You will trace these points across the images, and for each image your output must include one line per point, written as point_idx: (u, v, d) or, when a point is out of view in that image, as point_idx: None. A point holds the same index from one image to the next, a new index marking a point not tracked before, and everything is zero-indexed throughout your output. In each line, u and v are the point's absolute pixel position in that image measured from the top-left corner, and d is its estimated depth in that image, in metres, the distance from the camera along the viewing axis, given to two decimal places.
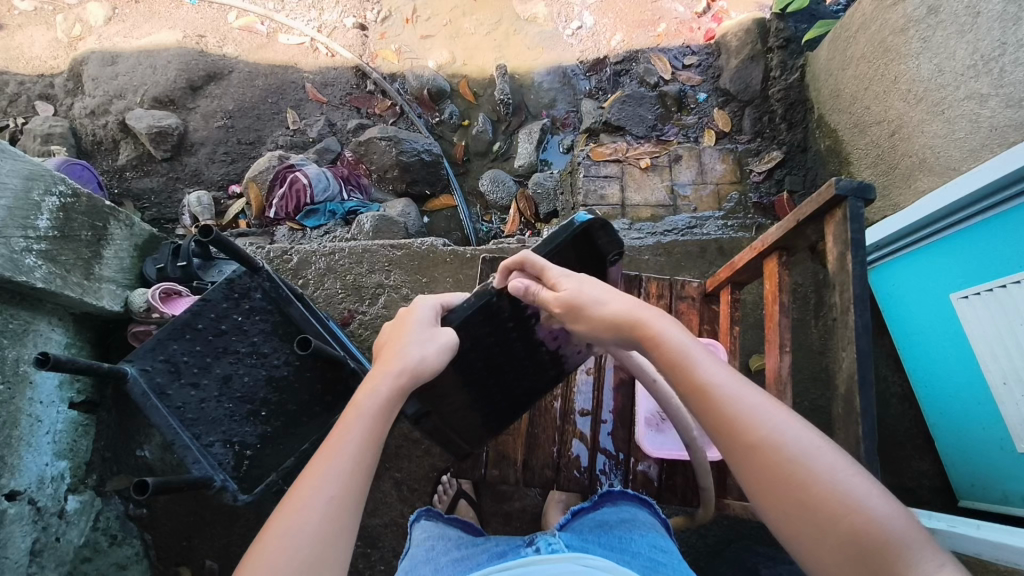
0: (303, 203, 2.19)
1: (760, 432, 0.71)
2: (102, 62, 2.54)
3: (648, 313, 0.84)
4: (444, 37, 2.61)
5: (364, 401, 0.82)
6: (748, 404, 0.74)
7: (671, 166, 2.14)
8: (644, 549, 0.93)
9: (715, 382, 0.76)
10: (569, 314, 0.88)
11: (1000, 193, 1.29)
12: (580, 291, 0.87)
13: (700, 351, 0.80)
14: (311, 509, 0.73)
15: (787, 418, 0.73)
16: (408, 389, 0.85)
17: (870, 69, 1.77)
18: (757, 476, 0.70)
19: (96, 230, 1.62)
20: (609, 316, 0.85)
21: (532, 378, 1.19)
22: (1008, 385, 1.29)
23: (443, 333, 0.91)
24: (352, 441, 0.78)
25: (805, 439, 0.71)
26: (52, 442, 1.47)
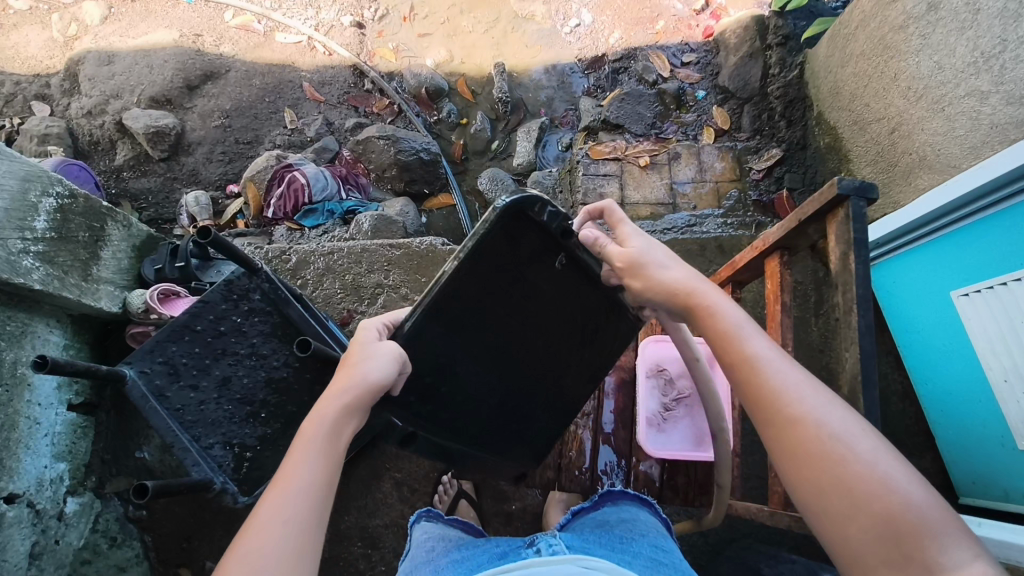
0: (301, 203, 2.19)
1: (802, 406, 0.73)
2: (98, 61, 2.53)
3: (705, 286, 0.86)
4: (442, 35, 2.60)
5: (309, 431, 0.82)
6: (793, 380, 0.75)
7: (671, 164, 2.14)
8: (645, 550, 0.92)
9: (762, 356, 0.78)
10: (628, 273, 0.91)
11: (1001, 190, 1.28)
12: (648, 251, 0.91)
13: (751, 329, 0.81)
14: (271, 537, 0.73)
15: (829, 398, 0.73)
16: (356, 406, 0.84)
17: (870, 66, 1.76)
18: (793, 449, 0.71)
19: (93, 231, 1.61)
20: (668, 282, 0.88)
21: (538, 382, 1.09)
22: (1009, 381, 1.29)
23: (386, 344, 0.88)
24: (308, 464, 0.80)
25: (847, 420, 0.71)
26: (51, 444, 1.47)
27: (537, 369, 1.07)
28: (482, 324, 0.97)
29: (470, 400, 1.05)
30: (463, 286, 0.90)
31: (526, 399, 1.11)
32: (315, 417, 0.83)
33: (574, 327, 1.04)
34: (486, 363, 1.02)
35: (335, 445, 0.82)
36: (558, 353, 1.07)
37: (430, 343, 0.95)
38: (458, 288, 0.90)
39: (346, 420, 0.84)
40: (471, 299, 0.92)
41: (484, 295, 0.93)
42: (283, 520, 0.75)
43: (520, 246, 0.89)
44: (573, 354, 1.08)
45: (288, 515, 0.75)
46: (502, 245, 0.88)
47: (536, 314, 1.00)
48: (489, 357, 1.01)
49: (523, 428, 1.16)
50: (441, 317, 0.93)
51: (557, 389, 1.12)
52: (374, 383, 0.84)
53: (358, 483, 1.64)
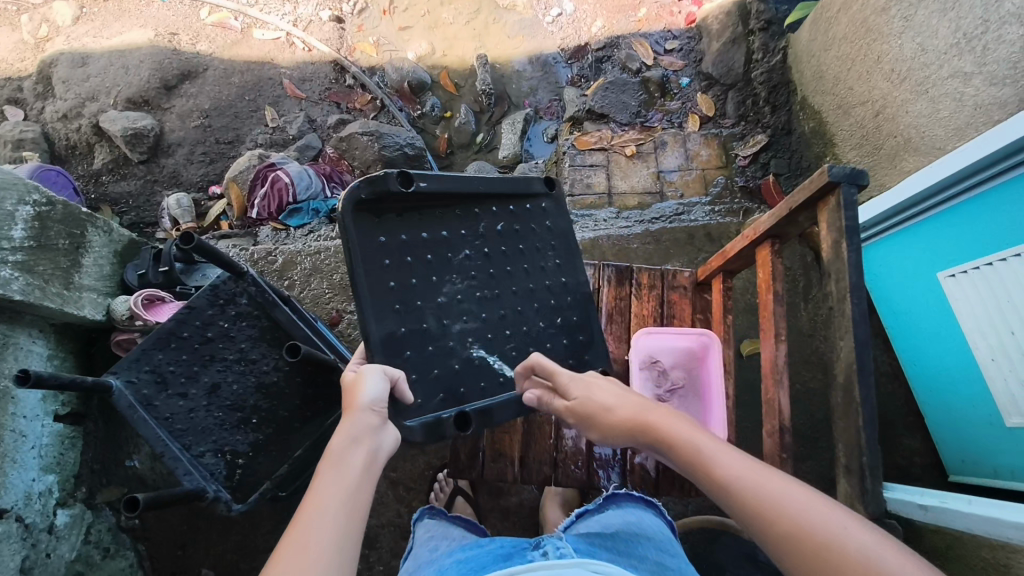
0: (285, 202, 2.15)
1: (782, 504, 0.69)
2: (72, 63, 2.48)
3: (656, 412, 0.86)
4: (422, 28, 2.57)
5: (325, 465, 0.79)
6: (769, 488, 0.72)
7: (656, 152, 2.14)
8: (651, 553, 0.93)
9: (731, 472, 0.75)
10: (583, 423, 0.94)
11: (984, 172, 1.29)
12: (590, 395, 0.93)
13: (716, 445, 0.79)
14: (299, 551, 0.68)
15: (808, 497, 0.70)
16: (362, 422, 0.84)
17: (853, 49, 1.76)
18: (794, 551, 0.66)
19: (74, 238, 1.57)
20: (620, 421, 0.88)
21: (529, 300, 1.17)
22: (996, 360, 1.31)
23: (373, 368, 0.93)
24: (335, 483, 0.77)
25: (828, 515, 0.67)
26: (39, 457, 1.44)
27: (510, 288, 1.15)
28: (428, 274, 1.08)
29: (489, 360, 1.12)
30: (381, 262, 1.03)
31: (531, 324, 1.17)
32: (326, 452, 0.81)
33: (496, 234, 1.15)
34: (470, 306, 1.11)
35: (350, 466, 0.79)
36: (515, 268, 1.17)
37: (408, 305, 1.05)
38: (376, 265, 1.02)
39: (354, 443, 0.82)
40: (390, 272, 1.04)
41: (404, 255, 1.06)
42: (301, 534, 0.70)
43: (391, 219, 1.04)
44: (525, 260, 1.18)
45: (308, 531, 0.71)
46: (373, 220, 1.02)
47: (466, 247, 1.12)
48: (462, 296, 1.11)
49: (553, 335, 1.18)
50: (392, 285, 1.04)
51: (545, 301, 1.19)
52: (371, 404, 0.86)
53: None
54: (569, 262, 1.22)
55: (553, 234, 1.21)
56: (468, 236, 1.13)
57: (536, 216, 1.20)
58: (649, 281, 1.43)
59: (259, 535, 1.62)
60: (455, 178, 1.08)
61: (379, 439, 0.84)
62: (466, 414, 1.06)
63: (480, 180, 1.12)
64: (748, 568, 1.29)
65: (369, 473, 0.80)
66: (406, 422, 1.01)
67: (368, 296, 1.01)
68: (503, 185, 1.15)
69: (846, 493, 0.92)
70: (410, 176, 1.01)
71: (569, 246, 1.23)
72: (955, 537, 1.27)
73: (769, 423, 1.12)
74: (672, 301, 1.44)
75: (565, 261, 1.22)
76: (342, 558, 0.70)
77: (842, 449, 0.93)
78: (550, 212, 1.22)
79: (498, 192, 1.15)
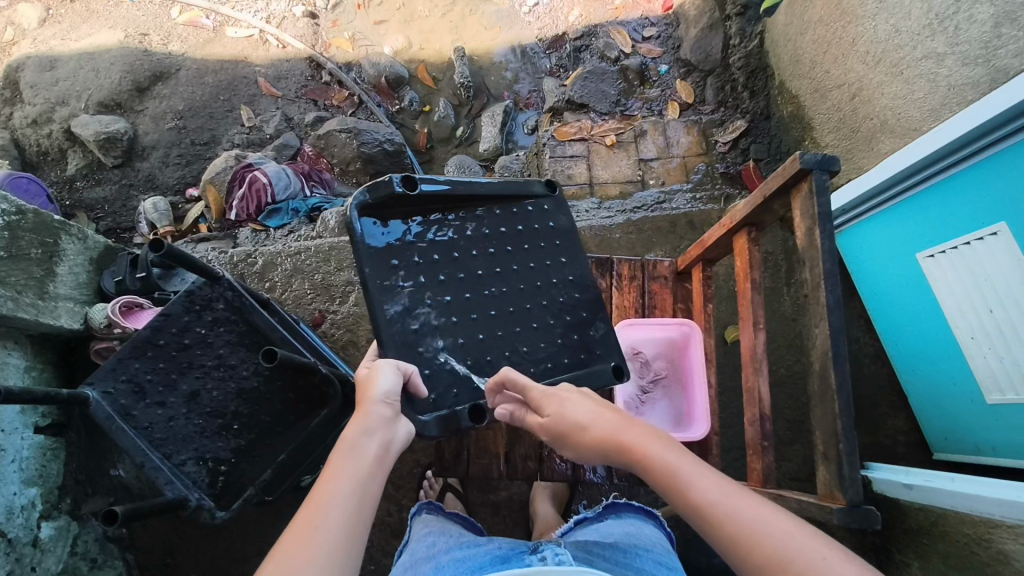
0: (263, 203, 2.12)
1: (760, 534, 0.69)
2: (39, 67, 2.42)
3: (629, 432, 0.83)
4: (398, 22, 2.53)
5: (337, 455, 0.79)
6: (747, 517, 0.71)
7: (636, 141, 2.13)
8: (649, 565, 0.93)
9: (708, 499, 0.74)
10: (556, 441, 0.91)
11: (955, 154, 1.31)
12: (563, 413, 0.89)
13: (692, 466, 0.77)
14: (305, 540, 0.69)
15: (785, 522, 0.70)
16: (374, 416, 0.84)
17: (829, 32, 1.76)
18: None
19: (47, 247, 1.54)
20: (596, 442, 0.84)
21: (535, 297, 1.15)
22: (976, 339, 1.32)
23: (385, 363, 0.93)
24: (344, 477, 0.76)
25: (807, 544, 0.67)
26: (19, 470, 1.42)
27: (517, 285, 1.14)
28: (436, 274, 1.09)
29: (501, 356, 1.09)
30: (390, 263, 1.06)
31: (543, 321, 1.14)
32: (338, 443, 0.81)
33: (502, 234, 1.15)
34: (479, 304, 1.10)
35: (362, 457, 0.79)
36: (522, 266, 1.15)
37: (417, 302, 1.06)
38: (385, 266, 1.05)
39: (367, 436, 0.82)
40: (401, 274, 1.06)
41: (412, 256, 1.08)
42: (309, 523, 0.71)
43: (400, 218, 1.08)
44: (531, 258, 1.16)
45: (317, 520, 0.71)
46: (380, 225, 1.07)
47: (472, 247, 1.12)
48: (471, 295, 1.10)
49: (566, 330, 1.15)
50: (402, 285, 1.06)
51: (555, 298, 1.16)
52: (384, 397, 0.87)
53: None
54: (574, 260, 1.19)
55: (558, 233, 1.20)
56: (474, 237, 1.13)
57: (540, 217, 1.19)
58: (629, 271, 1.42)
59: (249, 540, 1.62)
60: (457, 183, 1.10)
61: (392, 433, 0.84)
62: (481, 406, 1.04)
63: (482, 184, 1.14)
64: None
65: (379, 470, 0.80)
66: (421, 417, 1.01)
67: (378, 296, 1.03)
68: (507, 188, 1.16)
69: (825, 479, 0.93)
70: (414, 180, 1.06)
71: (574, 242, 1.21)
72: (939, 515, 1.29)
73: (750, 412, 1.12)
74: (653, 291, 1.44)
75: (572, 258, 1.19)
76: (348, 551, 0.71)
77: (821, 436, 0.94)
78: (551, 213, 1.20)
79: (506, 195, 1.16)
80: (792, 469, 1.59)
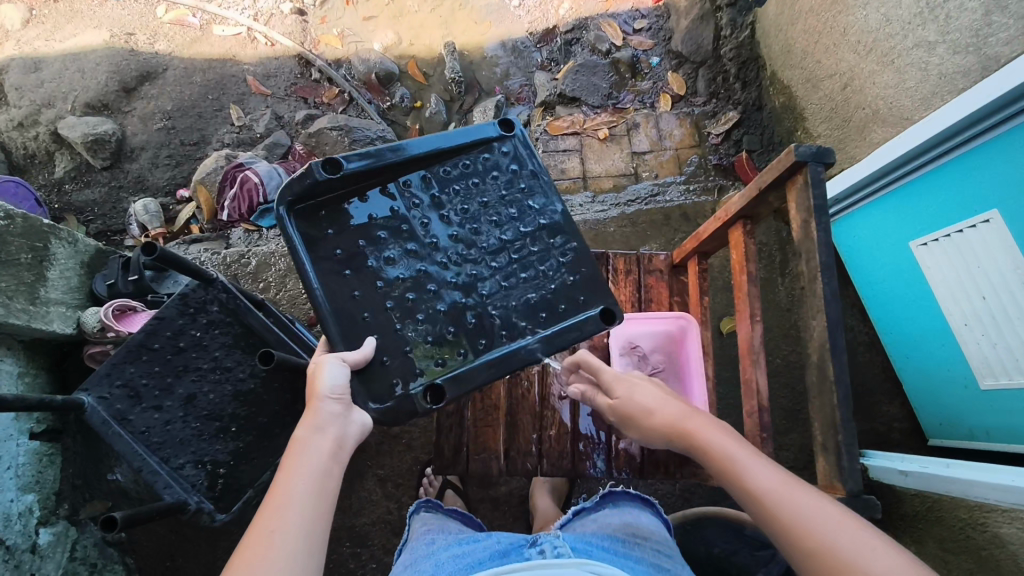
0: (256, 203, 2.10)
1: (805, 517, 0.73)
2: (24, 68, 2.39)
3: (692, 420, 0.89)
4: (387, 18, 2.51)
5: (290, 457, 0.80)
6: (794, 501, 0.75)
7: (629, 134, 2.15)
8: (648, 555, 0.94)
9: (760, 484, 0.78)
10: (624, 423, 0.97)
11: (947, 143, 1.32)
12: (632, 397, 0.95)
13: (747, 454, 0.82)
14: (269, 548, 0.71)
15: (832, 511, 0.73)
16: (321, 412, 0.84)
17: (820, 22, 1.76)
18: (818, 564, 0.70)
19: (36, 252, 1.53)
20: (659, 426, 0.91)
21: (503, 254, 1.08)
22: (969, 326, 1.33)
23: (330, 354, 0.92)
24: (300, 479, 0.77)
25: (852, 531, 0.70)
26: (15, 477, 1.41)
27: (481, 244, 1.07)
28: (384, 252, 1.05)
29: (466, 326, 1.03)
30: (332, 253, 1.03)
31: (512, 277, 1.06)
32: (291, 443, 0.81)
33: (455, 193, 1.09)
34: (436, 274, 1.05)
35: (315, 456, 0.80)
36: (483, 223, 1.09)
37: (368, 289, 1.03)
38: (326, 256, 1.03)
39: (319, 434, 0.82)
40: (346, 263, 1.03)
41: (356, 240, 1.05)
42: (271, 529, 0.72)
43: (335, 199, 1.05)
44: (495, 212, 1.09)
45: (279, 525, 0.73)
46: (314, 216, 1.04)
47: (425, 213, 1.07)
48: (427, 263, 1.05)
49: (539, 284, 1.06)
50: (347, 274, 1.03)
51: (524, 251, 1.08)
52: (332, 393, 0.86)
53: (342, 483, 1.62)
54: (545, 204, 1.11)
55: (521, 176, 1.11)
56: (426, 204, 1.08)
57: (498, 163, 1.11)
58: (626, 265, 1.42)
59: None
60: (385, 151, 1.03)
61: (344, 428, 0.85)
62: (439, 386, 0.97)
63: (416, 146, 1.06)
64: (735, 543, 1.33)
65: (332, 468, 0.80)
66: (371, 405, 0.97)
67: (323, 289, 1.01)
68: (445, 141, 1.08)
69: (824, 469, 0.93)
70: (337, 161, 1.00)
71: (542, 182, 1.11)
72: (934, 500, 1.31)
73: (748, 404, 1.12)
74: (649, 285, 1.44)
75: (539, 200, 1.10)
76: (309, 553, 0.73)
77: (819, 427, 0.94)
78: (511, 156, 1.12)
79: (448, 150, 1.08)
80: (789, 458, 1.59)
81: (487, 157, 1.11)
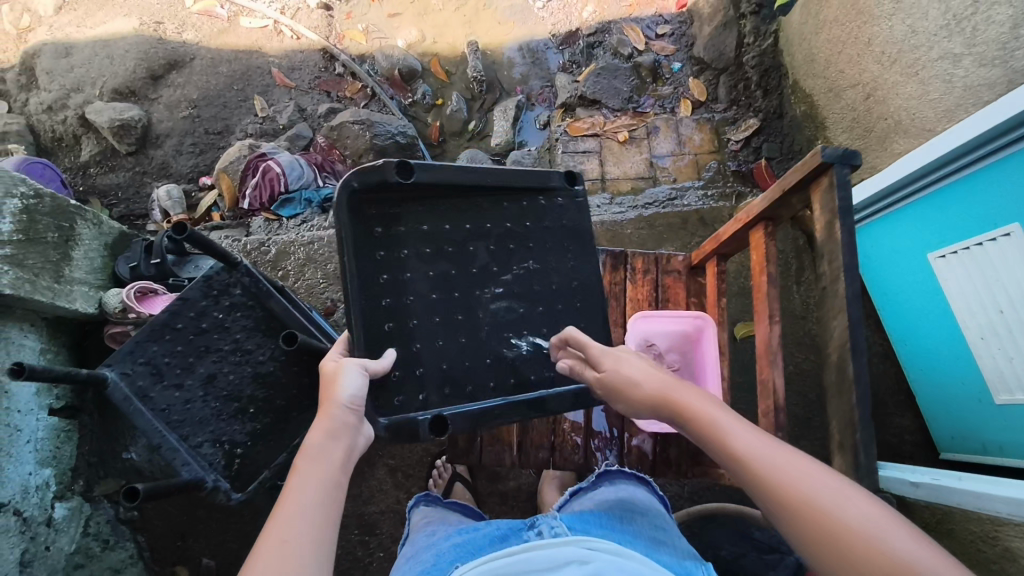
0: (277, 192, 2.13)
1: (795, 481, 0.70)
2: (55, 53, 2.43)
3: (677, 388, 0.84)
4: (412, 15, 2.53)
5: (301, 463, 0.78)
6: (783, 466, 0.72)
7: (649, 138, 2.16)
8: (644, 527, 0.95)
9: (749, 449, 0.75)
10: (610, 394, 0.92)
11: (965, 157, 1.33)
12: (619, 368, 0.90)
13: (733, 421, 0.79)
14: (279, 557, 0.68)
15: (823, 476, 0.71)
16: (336, 423, 0.83)
17: (844, 31, 1.76)
18: (807, 528, 0.68)
19: (63, 231, 1.56)
20: (644, 396, 0.86)
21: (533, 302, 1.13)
22: (985, 339, 1.32)
23: (347, 362, 0.91)
24: (310, 489, 0.76)
25: (842, 493, 0.68)
26: (34, 451, 1.43)
27: (514, 287, 1.12)
28: (424, 269, 1.05)
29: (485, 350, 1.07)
30: (376, 254, 1.02)
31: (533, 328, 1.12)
32: (302, 448, 0.80)
33: (503, 229, 1.11)
34: (467, 305, 1.08)
35: (328, 463, 0.79)
36: (522, 266, 1.13)
37: (397, 299, 1.03)
38: (370, 255, 1.01)
39: (332, 440, 0.81)
40: (385, 267, 1.02)
41: (402, 248, 1.04)
42: (282, 541, 0.69)
43: (389, 202, 1.03)
44: (536, 259, 1.14)
45: (289, 534, 0.71)
46: (368, 208, 1.01)
47: (470, 243, 1.09)
48: (459, 293, 1.08)
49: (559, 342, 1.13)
50: (384, 279, 1.02)
51: (554, 307, 1.14)
52: (349, 402, 0.85)
53: (353, 471, 1.63)
54: (584, 259, 1.17)
55: (572, 231, 1.16)
56: (472, 234, 1.09)
57: (552, 210, 1.15)
58: (644, 265, 1.43)
59: (258, 523, 1.64)
60: (459, 171, 1.04)
61: (355, 438, 0.84)
62: (445, 418, 1.02)
63: (484, 171, 1.07)
64: (742, 546, 1.33)
65: (342, 478, 0.79)
66: (379, 420, 0.99)
67: (359, 289, 1.00)
68: (511, 175, 1.10)
69: (841, 468, 0.94)
70: (409, 165, 0.99)
71: (587, 241, 1.17)
72: (943, 512, 1.30)
73: (763, 404, 1.13)
74: (666, 285, 1.44)
75: (581, 259, 1.16)
76: (320, 561, 0.70)
77: (837, 426, 0.95)
78: (567, 208, 1.16)
79: (511, 184, 1.10)
80: None
81: (544, 203, 1.14)
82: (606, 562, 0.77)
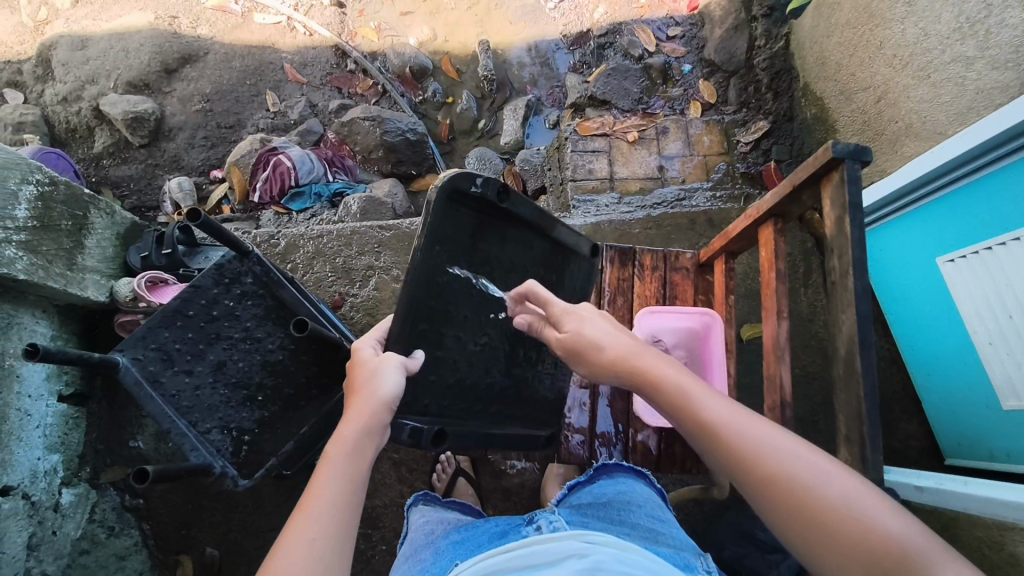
0: (287, 186, 2.16)
1: (766, 451, 0.73)
2: (72, 46, 2.46)
3: (644, 356, 0.87)
4: (424, 13, 2.55)
5: (331, 457, 0.80)
6: (755, 437, 0.75)
7: (658, 138, 2.12)
8: (643, 519, 0.96)
9: (720, 419, 0.78)
10: (573, 357, 0.95)
11: (975, 162, 1.33)
12: (583, 331, 0.93)
13: (700, 389, 0.81)
14: (304, 554, 0.70)
15: (794, 446, 0.74)
16: (371, 423, 0.83)
17: (856, 34, 1.76)
18: (778, 496, 0.71)
19: (76, 219, 1.58)
20: (610, 360, 0.88)
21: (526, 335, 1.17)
22: (993, 345, 1.32)
23: (390, 357, 0.89)
24: (333, 485, 0.77)
25: (811, 463, 0.72)
26: (43, 436, 1.45)
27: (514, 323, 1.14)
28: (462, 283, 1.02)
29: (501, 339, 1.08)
30: (438, 251, 0.94)
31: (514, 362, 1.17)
32: (335, 441, 0.81)
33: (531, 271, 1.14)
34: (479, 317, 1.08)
35: (358, 463, 0.80)
36: None
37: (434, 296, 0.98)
38: (433, 252, 0.94)
39: (366, 438, 0.82)
40: (436, 269, 0.96)
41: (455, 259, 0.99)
42: (309, 539, 0.71)
43: (467, 210, 0.97)
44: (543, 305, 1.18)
45: (316, 531, 0.72)
46: (455, 207, 0.94)
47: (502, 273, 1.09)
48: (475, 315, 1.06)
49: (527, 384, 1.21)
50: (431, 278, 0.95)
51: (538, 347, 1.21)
52: (388, 402, 0.84)
53: None
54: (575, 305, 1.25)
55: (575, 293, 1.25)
56: (506, 264, 1.09)
57: (570, 269, 1.22)
58: (652, 261, 1.43)
59: (262, 515, 1.65)
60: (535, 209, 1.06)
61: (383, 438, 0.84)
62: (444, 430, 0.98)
63: (548, 219, 1.11)
64: (746, 545, 1.32)
65: (366, 478, 0.81)
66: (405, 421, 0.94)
67: (410, 285, 0.92)
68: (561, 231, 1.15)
69: (847, 461, 0.94)
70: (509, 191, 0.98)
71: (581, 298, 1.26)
72: (950, 516, 1.30)
73: (770, 400, 1.13)
74: (674, 283, 1.45)
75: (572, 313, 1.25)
76: (339, 559, 0.72)
77: (844, 420, 0.95)
78: (582, 270, 1.25)
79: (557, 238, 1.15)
80: None
81: (568, 262, 1.22)
82: (605, 554, 0.76)
